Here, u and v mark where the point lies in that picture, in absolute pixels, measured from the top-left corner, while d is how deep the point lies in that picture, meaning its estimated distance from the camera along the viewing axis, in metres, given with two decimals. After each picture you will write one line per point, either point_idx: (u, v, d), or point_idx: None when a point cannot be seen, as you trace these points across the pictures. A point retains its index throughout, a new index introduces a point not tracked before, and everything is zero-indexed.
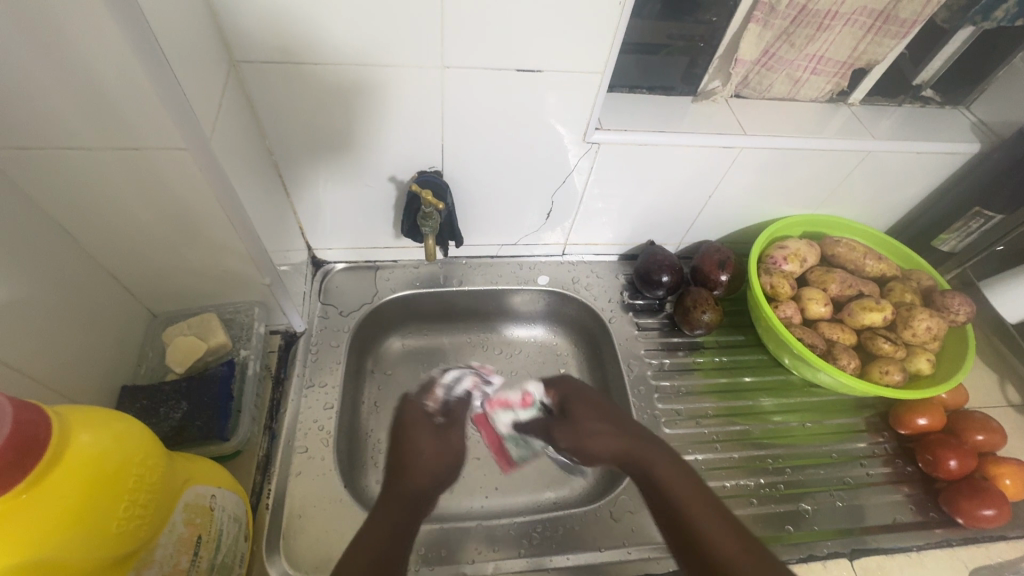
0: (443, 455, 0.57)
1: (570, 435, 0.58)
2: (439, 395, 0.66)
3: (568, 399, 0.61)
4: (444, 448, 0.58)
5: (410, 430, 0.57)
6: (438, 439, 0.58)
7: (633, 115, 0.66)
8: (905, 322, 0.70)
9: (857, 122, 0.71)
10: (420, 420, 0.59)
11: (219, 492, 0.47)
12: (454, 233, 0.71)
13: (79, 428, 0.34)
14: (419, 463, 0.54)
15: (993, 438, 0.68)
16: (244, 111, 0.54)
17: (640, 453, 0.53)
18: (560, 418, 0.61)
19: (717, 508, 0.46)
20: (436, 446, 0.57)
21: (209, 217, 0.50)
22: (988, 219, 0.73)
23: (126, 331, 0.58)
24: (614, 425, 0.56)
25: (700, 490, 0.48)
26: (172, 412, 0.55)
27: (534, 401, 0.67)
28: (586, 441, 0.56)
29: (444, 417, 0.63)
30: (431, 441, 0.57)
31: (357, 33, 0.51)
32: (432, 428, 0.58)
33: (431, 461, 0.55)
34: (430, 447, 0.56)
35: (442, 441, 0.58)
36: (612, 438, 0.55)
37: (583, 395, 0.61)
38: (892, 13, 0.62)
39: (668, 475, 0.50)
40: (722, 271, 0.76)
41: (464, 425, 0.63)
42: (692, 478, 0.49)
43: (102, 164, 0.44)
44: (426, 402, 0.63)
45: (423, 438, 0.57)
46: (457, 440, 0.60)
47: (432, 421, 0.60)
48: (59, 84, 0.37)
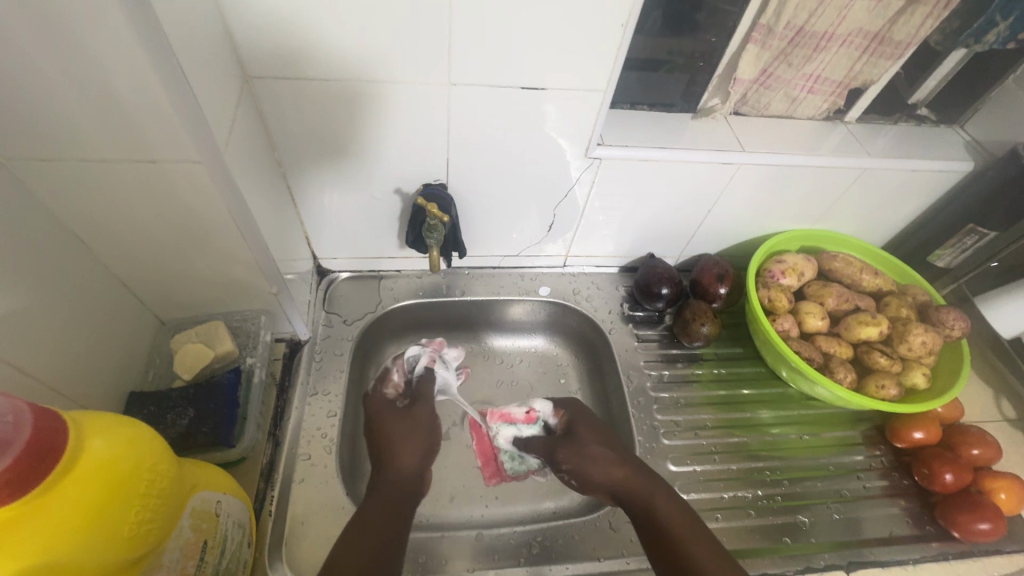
0: (410, 437, 0.66)
1: (577, 461, 0.65)
2: (397, 378, 0.74)
3: (576, 423, 0.70)
4: (412, 427, 0.67)
5: (379, 415, 0.68)
6: (406, 420, 0.68)
7: (634, 131, 0.68)
8: (901, 337, 0.70)
9: (853, 140, 0.72)
10: (382, 403, 0.70)
11: (225, 498, 0.48)
12: (457, 245, 0.72)
13: (93, 433, 0.35)
14: (395, 448, 0.64)
15: (988, 452, 0.69)
16: (256, 124, 0.56)
17: (640, 487, 0.60)
18: (565, 439, 0.69)
19: (706, 537, 0.54)
20: (402, 428, 0.67)
21: (220, 229, 0.51)
22: (983, 235, 0.75)
23: (135, 338, 0.59)
24: (617, 457, 0.64)
25: (689, 520, 0.56)
26: (178, 419, 0.56)
27: (537, 419, 0.75)
28: (590, 464, 0.64)
29: (406, 398, 0.73)
30: (399, 421, 0.67)
31: (368, 50, 0.53)
32: (395, 409, 0.69)
33: (410, 448, 0.65)
34: (397, 431, 0.66)
35: (407, 423, 0.67)
36: (616, 469, 0.62)
37: (588, 419, 0.70)
38: (887, 35, 0.64)
39: (666, 510, 0.57)
40: (720, 284, 0.77)
41: (426, 403, 0.71)
42: (683, 510, 0.57)
43: (119, 176, 0.45)
44: (386, 390, 0.73)
45: (391, 423, 0.67)
46: (425, 419, 0.69)
47: (395, 406, 0.70)
48: (81, 100, 0.39)
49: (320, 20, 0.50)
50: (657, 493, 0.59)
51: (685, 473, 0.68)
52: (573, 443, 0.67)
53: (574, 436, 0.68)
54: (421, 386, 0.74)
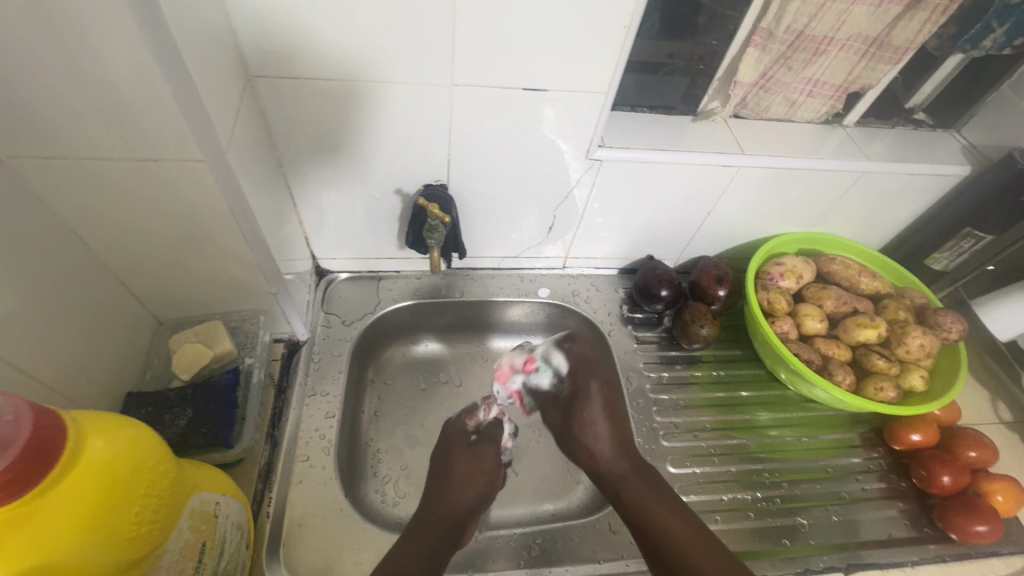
0: (473, 476, 0.61)
1: (575, 429, 0.61)
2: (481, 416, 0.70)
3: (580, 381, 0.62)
4: (478, 467, 0.62)
5: (445, 451, 0.64)
6: (472, 457, 0.63)
7: (634, 133, 0.68)
8: (899, 339, 0.71)
9: (852, 143, 0.73)
10: (458, 436, 0.66)
11: (224, 499, 0.47)
12: (458, 246, 0.72)
13: (93, 433, 0.35)
14: (454, 482, 0.60)
15: (986, 455, 0.69)
16: (257, 124, 0.55)
17: (633, 480, 0.57)
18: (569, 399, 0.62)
19: (697, 535, 0.52)
20: (468, 465, 0.62)
21: (220, 228, 0.51)
22: (979, 239, 0.75)
23: (132, 338, 0.58)
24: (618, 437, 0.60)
25: (680, 516, 0.54)
26: (176, 419, 0.55)
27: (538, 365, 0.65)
28: (581, 442, 0.60)
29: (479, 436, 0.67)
30: (465, 457, 0.63)
31: (370, 50, 0.52)
32: (467, 443, 0.65)
33: (468, 483, 0.60)
34: (461, 468, 0.61)
35: (472, 457, 0.63)
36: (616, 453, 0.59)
37: (599, 378, 0.62)
38: (886, 40, 0.65)
39: (658, 507, 0.55)
40: (720, 286, 0.78)
41: (497, 445, 0.66)
42: (674, 507, 0.55)
43: (119, 174, 0.45)
44: (467, 423, 0.68)
45: (457, 458, 0.63)
46: (490, 459, 0.64)
47: (466, 440, 0.66)
48: (84, 98, 0.39)
49: (322, 18, 0.49)
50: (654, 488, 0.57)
51: (685, 475, 0.69)
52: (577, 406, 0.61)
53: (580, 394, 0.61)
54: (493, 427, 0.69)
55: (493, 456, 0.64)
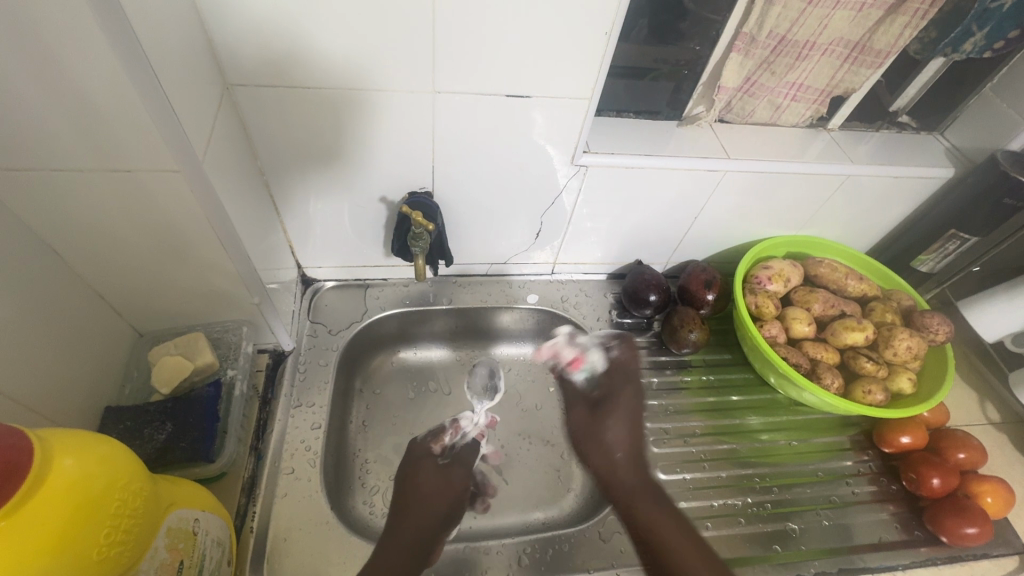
0: (436, 494, 0.62)
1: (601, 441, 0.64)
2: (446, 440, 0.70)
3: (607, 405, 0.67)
4: (445, 486, 0.64)
5: (414, 468, 0.64)
6: (440, 477, 0.64)
7: (620, 139, 0.68)
8: (887, 342, 0.71)
9: (837, 147, 0.73)
10: (425, 456, 0.66)
11: (203, 516, 0.46)
12: (444, 253, 0.72)
13: (63, 452, 0.34)
14: (422, 497, 0.61)
15: (974, 456, 0.69)
16: (237, 133, 0.55)
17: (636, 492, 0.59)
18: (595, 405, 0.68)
19: (695, 546, 0.54)
20: (438, 482, 0.64)
21: (199, 239, 0.50)
22: (964, 241, 0.76)
23: (111, 351, 0.57)
24: (629, 456, 0.62)
25: (676, 522, 0.56)
26: (156, 433, 0.54)
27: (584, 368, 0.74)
28: (592, 447, 0.64)
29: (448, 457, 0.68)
30: (433, 473, 0.64)
31: (352, 58, 0.52)
32: (436, 463, 0.66)
33: (432, 491, 0.62)
34: (428, 484, 0.63)
35: (443, 476, 0.65)
36: (628, 466, 0.61)
37: (629, 391, 0.68)
38: (867, 44, 0.65)
39: (658, 517, 0.56)
40: (708, 290, 0.77)
41: (468, 466, 0.68)
42: (668, 511, 0.57)
43: (93, 185, 0.44)
44: (432, 445, 0.68)
45: (425, 476, 0.63)
46: (457, 476, 0.66)
47: (435, 460, 0.66)
48: (56, 111, 0.38)
49: (302, 26, 0.49)
50: (660, 504, 0.57)
51: (675, 481, 0.68)
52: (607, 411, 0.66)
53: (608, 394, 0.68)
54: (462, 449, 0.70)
55: (461, 477, 0.66)
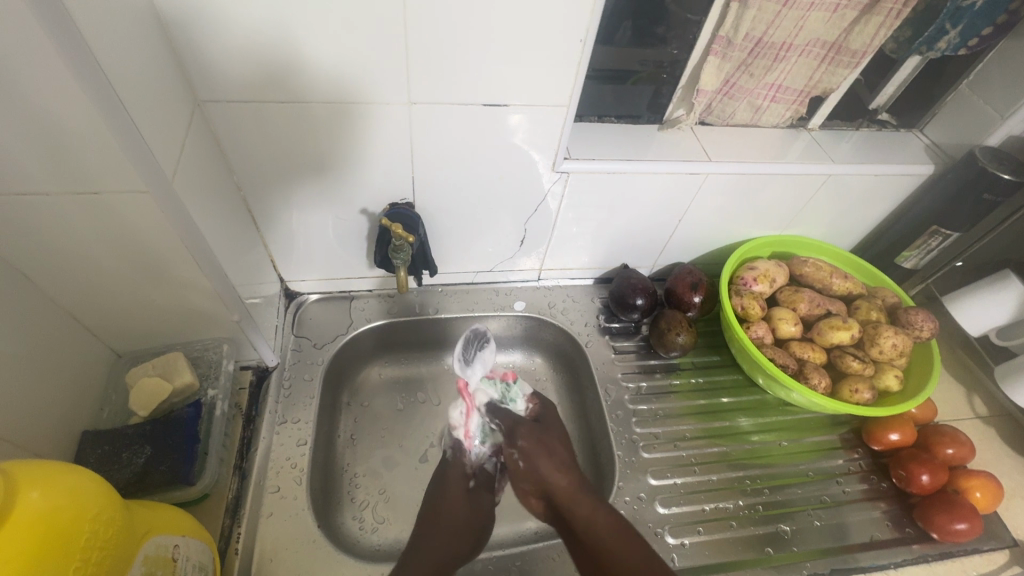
0: (462, 511, 0.62)
1: (522, 470, 0.64)
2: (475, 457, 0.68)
3: (517, 428, 0.65)
4: (474, 511, 0.63)
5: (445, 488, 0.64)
6: (469, 500, 0.64)
7: (601, 144, 0.68)
8: (872, 340, 0.71)
9: (817, 146, 0.73)
10: (458, 478, 0.66)
11: (183, 541, 0.45)
12: (427, 263, 0.71)
13: (30, 484, 0.33)
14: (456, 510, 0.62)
15: (963, 451, 0.69)
16: (210, 149, 0.54)
17: (575, 494, 0.60)
18: (535, 424, 0.67)
19: (624, 537, 0.55)
20: (463, 509, 0.63)
21: (174, 258, 0.49)
22: (946, 236, 0.76)
23: (87, 375, 0.56)
24: (557, 454, 0.64)
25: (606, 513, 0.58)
26: (134, 457, 0.53)
27: (512, 383, 0.70)
28: (541, 460, 0.63)
29: (476, 478, 0.67)
30: (462, 499, 0.64)
31: (328, 72, 0.52)
32: (467, 489, 0.65)
33: (470, 509, 0.63)
34: (456, 505, 0.63)
35: (472, 501, 0.64)
36: (557, 471, 0.62)
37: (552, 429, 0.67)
38: (843, 44, 0.65)
39: (603, 524, 0.57)
40: (695, 292, 0.77)
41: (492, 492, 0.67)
42: (603, 508, 0.59)
43: (60, 207, 0.43)
44: (466, 462, 0.67)
45: (453, 495, 0.64)
46: (485, 502, 0.65)
47: (465, 483, 0.66)
48: (16, 135, 0.37)
49: (273, 41, 0.48)
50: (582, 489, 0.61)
51: (666, 486, 0.68)
52: (534, 445, 0.64)
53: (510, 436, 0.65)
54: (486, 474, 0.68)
55: (490, 503, 0.66)
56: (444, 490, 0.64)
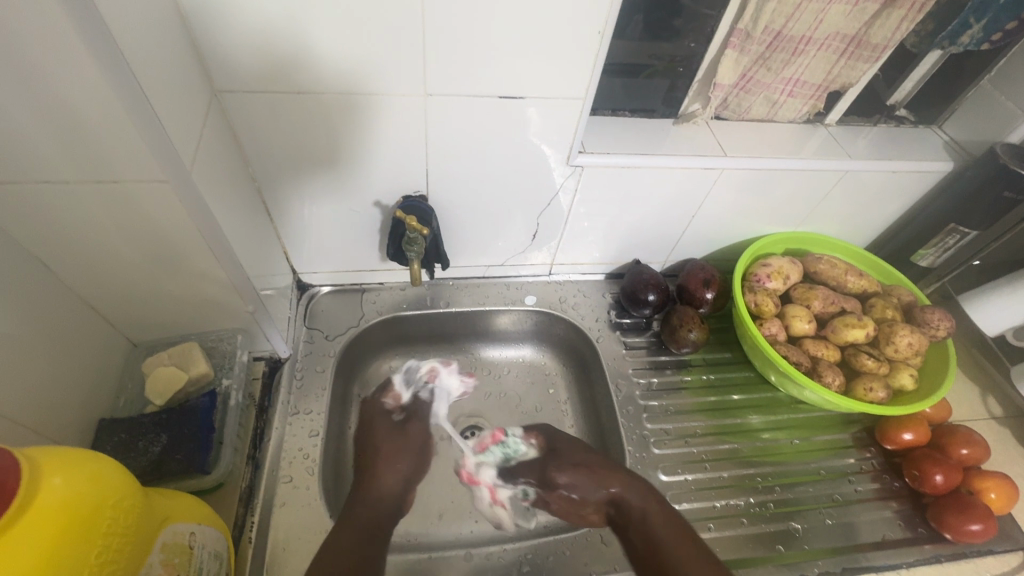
0: (398, 452, 0.64)
1: (573, 501, 0.62)
2: (398, 392, 0.74)
3: (548, 472, 0.64)
4: (401, 447, 0.65)
5: (368, 430, 0.67)
6: (395, 434, 0.66)
7: (616, 138, 0.68)
8: (888, 338, 0.70)
9: (834, 142, 0.73)
10: (379, 415, 0.69)
11: (199, 528, 0.46)
12: (440, 256, 0.71)
13: (52, 470, 0.34)
14: (383, 465, 0.62)
15: (978, 452, 0.69)
16: (226, 140, 0.54)
17: (638, 497, 0.59)
18: (551, 455, 0.65)
19: (690, 542, 0.54)
20: (391, 441, 0.65)
21: (191, 248, 0.50)
22: (964, 235, 0.75)
23: (104, 363, 0.56)
24: (612, 470, 0.61)
25: (671, 520, 0.56)
26: (151, 445, 0.54)
27: (505, 437, 0.71)
28: (585, 479, 0.61)
29: (403, 413, 0.71)
30: (387, 433, 0.66)
31: (345, 63, 0.51)
32: (390, 423, 0.68)
33: (398, 466, 0.63)
34: (387, 445, 0.65)
35: (395, 437, 0.66)
36: (614, 482, 0.60)
37: (573, 449, 0.65)
38: (864, 38, 0.64)
39: (662, 526, 0.56)
40: (707, 289, 0.77)
41: (423, 419, 0.71)
42: (667, 511, 0.57)
43: (81, 197, 0.43)
44: (385, 401, 0.71)
45: (381, 435, 0.66)
46: (417, 435, 0.68)
47: (390, 420, 0.69)
48: (39, 123, 0.37)
49: (290, 32, 0.48)
50: (643, 497, 0.59)
51: (677, 482, 0.68)
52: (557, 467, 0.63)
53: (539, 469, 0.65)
54: (418, 403, 0.73)
55: (420, 432, 0.68)
56: (372, 435, 0.66)
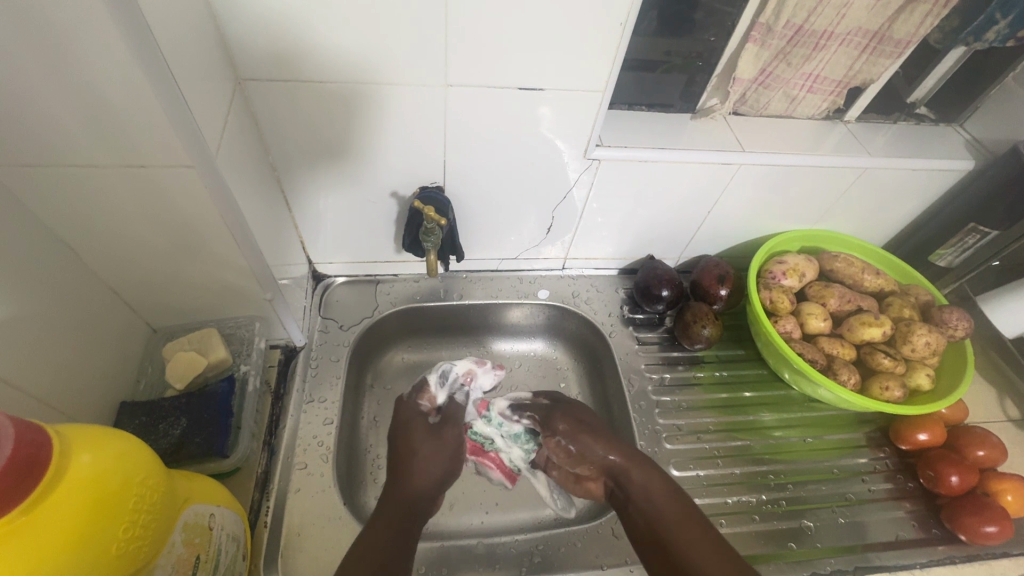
0: (435, 458, 0.65)
1: (573, 453, 0.65)
2: (433, 394, 0.72)
3: (551, 417, 0.68)
4: (439, 448, 0.66)
5: (406, 434, 0.66)
6: (434, 440, 0.66)
7: (632, 132, 0.67)
8: (904, 337, 0.70)
9: (853, 139, 0.72)
10: (415, 419, 0.68)
11: (218, 510, 0.46)
12: (454, 248, 0.71)
13: (80, 447, 0.34)
14: (416, 465, 0.63)
15: (994, 454, 0.68)
16: (248, 128, 0.54)
17: (636, 469, 0.60)
18: (557, 406, 0.69)
19: (694, 522, 0.54)
20: (429, 448, 0.65)
21: (213, 234, 0.50)
22: (983, 235, 0.74)
23: (125, 347, 0.57)
24: (606, 436, 0.64)
25: (675, 500, 0.57)
26: (171, 428, 0.55)
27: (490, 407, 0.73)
28: (586, 440, 0.64)
29: (438, 415, 0.70)
30: (425, 440, 0.66)
31: (367, 54, 0.52)
32: (427, 425, 0.68)
33: (430, 468, 0.63)
34: (424, 451, 0.64)
35: (435, 441, 0.66)
36: (611, 448, 0.62)
37: (582, 414, 0.68)
38: (886, 34, 0.63)
39: (664, 504, 0.56)
40: (721, 285, 0.76)
41: (459, 424, 0.69)
42: (671, 491, 0.58)
43: (108, 181, 0.44)
44: (420, 403, 0.70)
45: (419, 442, 0.65)
46: (452, 438, 0.68)
47: (426, 423, 0.68)
48: (70, 106, 0.38)
49: (314, 21, 0.49)
50: (644, 475, 0.60)
51: (688, 478, 0.68)
52: (573, 425, 0.66)
53: (548, 421, 0.68)
54: (453, 407, 0.71)
55: (454, 436, 0.68)
56: (409, 441, 0.65)
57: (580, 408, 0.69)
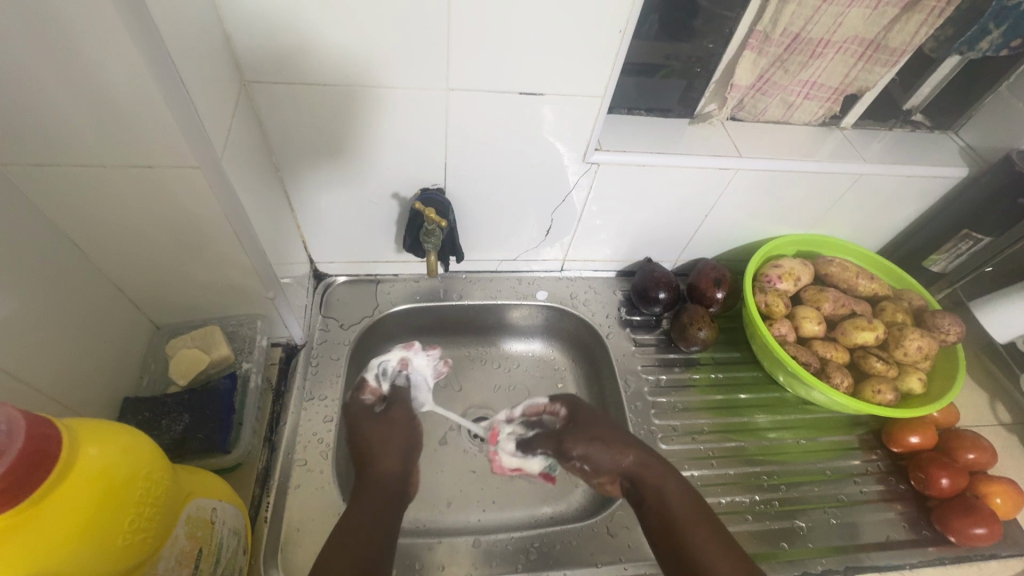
0: (390, 439, 0.63)
1: (589, 471, 0.63)
2: (374, 386, 0.70)
3: (565, 443, 0.65)
4: (389, 432, 0.63)
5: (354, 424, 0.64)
6: (383, 425, 0.64)
7: (631, 136, 0.68)
8: (897, 342, 0.71)
9: (849, 145, 0.73)
10: (362, 410, 0.66)
11: (220, 505, 0.47)
12: (455, 249, 0.72)
13: (88, 441, 0.35)
14: (377, 453, 0.61)
15: (984, 457, 0.69)
16: (253, 129, 0.55)
17: (651, 468, 0.59)
18: (570, 426, 0.66)
19: (710, 523, 0.53)
20: (381, 432, 0.63)
21: (217, 235, 0.51)
22: (977, 241, 0.75)
23: (129, 344, 0.58)
24: (622, 438, 0.62)
25: (691, 499, 0.56)
26: (173, 424, 0.56)
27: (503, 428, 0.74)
28: (600, 449, 0.62)
29: (383, 403, 0.69)
30: (373, 425, 0.64)
31: (370, 57, 0.53)
32: (373, 414, 0.66)
33: (392, 450, 0.61)
34: (376, 435, 0.63)
35: (384, 425, 0.64)
36: (626, 451, 0.61)
37: (592, 423, 0.65)
38: (882, 42, 0.64)
39: (678, 502, 0.55)
40: (718, 288, 0.77)
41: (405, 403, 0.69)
42: (687, 490, 0.57)
43: (115, 180, 0.45)
44: (364, 397, 0.68)
45: (368, 429, 0.63)
46: (401, 420, 0.66)
47: (372, 412, 0.66)
48: (80, 107, 0.39)
49: (317, 26, 0.50)
50: (660, 478, 0.58)
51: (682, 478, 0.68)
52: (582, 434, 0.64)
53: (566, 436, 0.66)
54: (397, 393, 0.71)
55: (404, 416, 0.66)
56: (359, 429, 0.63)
57: (596, 416, 0.66)
